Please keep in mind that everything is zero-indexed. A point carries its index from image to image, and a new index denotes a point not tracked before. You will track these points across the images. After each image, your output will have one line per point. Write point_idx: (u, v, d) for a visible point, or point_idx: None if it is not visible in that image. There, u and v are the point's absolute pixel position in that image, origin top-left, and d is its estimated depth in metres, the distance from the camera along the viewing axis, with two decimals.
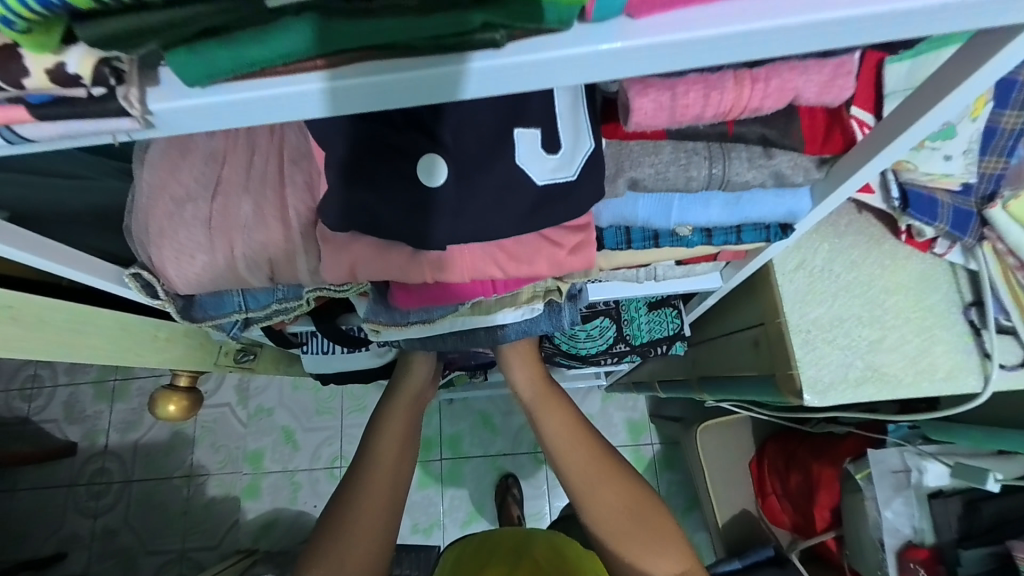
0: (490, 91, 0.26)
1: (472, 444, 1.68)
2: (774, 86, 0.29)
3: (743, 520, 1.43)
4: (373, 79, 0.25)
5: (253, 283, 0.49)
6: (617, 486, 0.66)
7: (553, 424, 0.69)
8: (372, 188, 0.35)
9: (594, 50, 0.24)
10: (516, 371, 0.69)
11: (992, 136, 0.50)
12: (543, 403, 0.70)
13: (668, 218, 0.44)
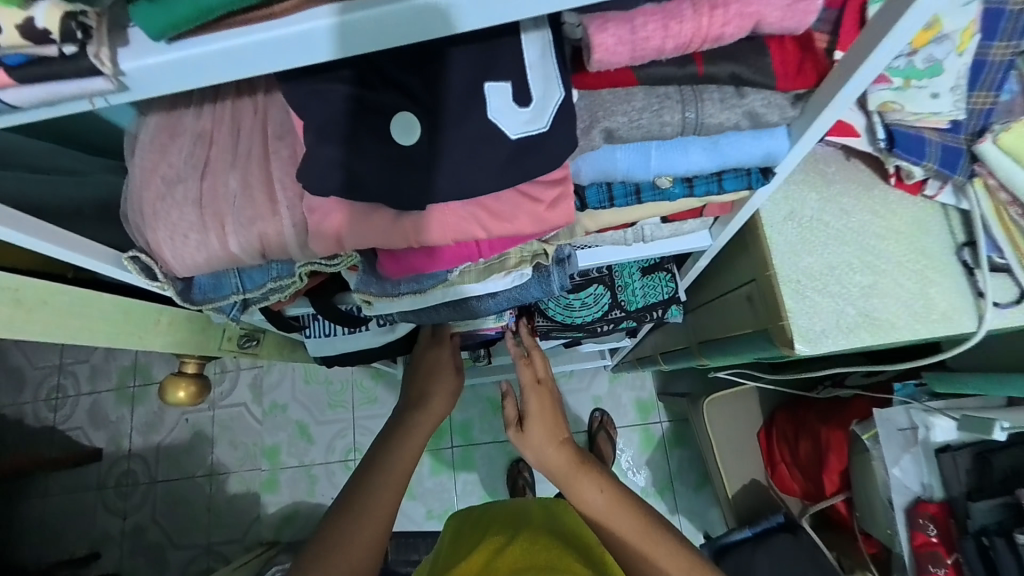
0: (485, 21, 0.28)
1: (483, 430, 1.70)
2: (733, 12, 0.30)
3: (754, 489, 1.44)
4: (366, 14, 0.27)
5: (246, 260, 0.50)
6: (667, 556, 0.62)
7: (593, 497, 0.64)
8: (351, 149, 0.36)
9: None
10: (533, 440, 0.67)
11: (982, 69, 0.50)
12: (573, 475, 0.65)
13: (647, 167, 0.44)
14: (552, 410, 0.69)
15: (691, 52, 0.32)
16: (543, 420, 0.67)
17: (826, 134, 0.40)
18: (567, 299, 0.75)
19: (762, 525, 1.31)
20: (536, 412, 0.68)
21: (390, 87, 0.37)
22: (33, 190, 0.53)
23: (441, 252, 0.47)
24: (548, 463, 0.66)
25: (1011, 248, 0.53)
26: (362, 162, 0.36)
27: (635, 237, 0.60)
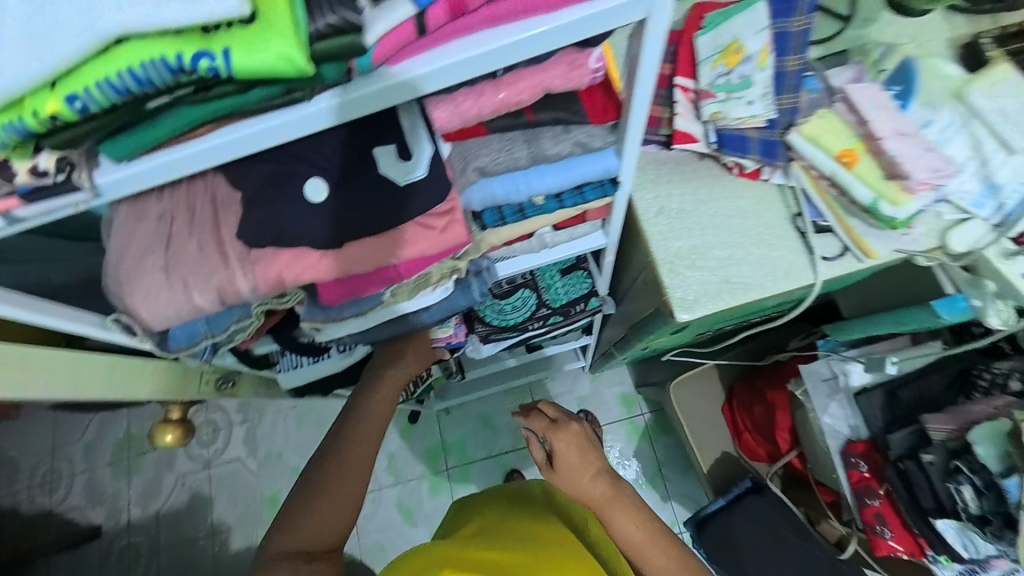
0: (427, 88, 0.34)
1: (476, 447, 1.76)
2: (521, 85, 0.41)
3: (727, 461, 1.52)
4: (331, 103, 0.33)
5: (209, 309, 0.59)
6: (666, 556, 0.72)
7: (620, 518, 0.72)
8: (276, 211, 0.47)
9: (482, 50, 0.33)
10: (562, 477, 0.74)
11: (783, 77, 0.63)
12: (603, 504, 0.72)
13: (519, 192, 0.54)
14: (580, 451, 0.75)
15: (507, 110, 0.44)
16: (573, 465, 0.73)
17: (643, 143, 0.50)
18: (500, 305, 0.86)
19: (735, 492, 1.35)
20: (564, 470, 0.74)
21: (300, 160, 0.47)
22: (23, 277, 0.63)
23: (367, 277, 0.57)
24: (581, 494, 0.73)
25: (830, 214, 0.65)
26: (286, 219, 0.47)
27: (540, 243, 0.72)
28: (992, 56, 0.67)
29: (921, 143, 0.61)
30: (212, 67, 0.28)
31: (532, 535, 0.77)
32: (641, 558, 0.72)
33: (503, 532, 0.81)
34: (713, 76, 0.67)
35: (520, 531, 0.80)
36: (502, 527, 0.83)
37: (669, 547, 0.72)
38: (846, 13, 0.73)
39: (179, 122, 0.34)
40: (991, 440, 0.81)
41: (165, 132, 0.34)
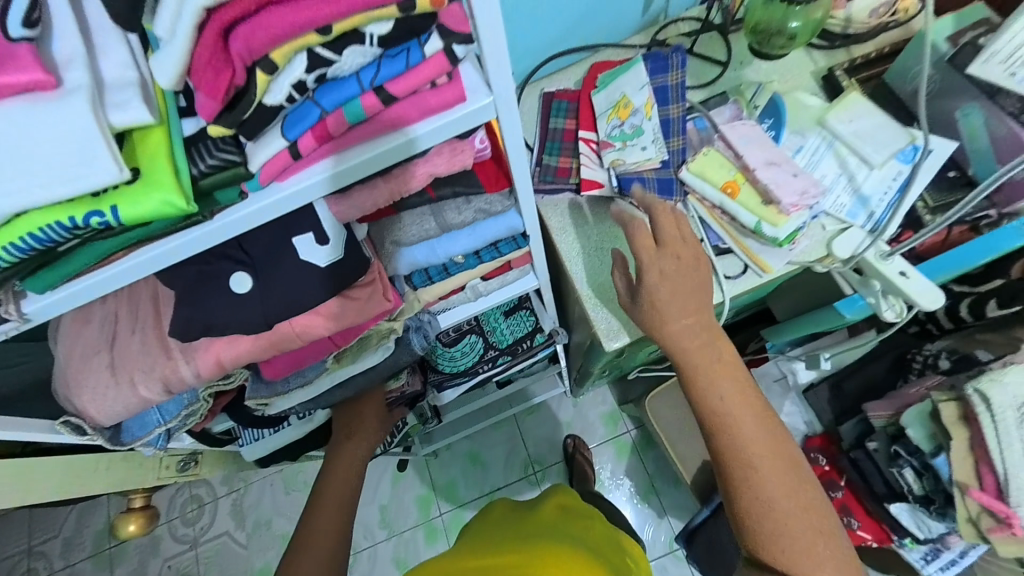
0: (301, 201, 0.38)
1: (467, 488, 1.68)
2: (408, 175, 0.47)
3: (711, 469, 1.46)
4: (218, 224, 0.37)
5: (155, 397, 0.61)
6: (779, 461, 0.61)
7: (733, 403, 0.62)
8: (204, 307, 0.51)
9: (344, 165, 0.37)
10: (675, 339, 0.62)
11: (669, 123, 0.73)
12: (732, 393, 0.62)
13: (435, 254, 0.61)
14: (704, 327, 0.63)
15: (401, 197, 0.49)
16: (688, 320, 0.62)
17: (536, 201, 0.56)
18: (450, 353, 0.90)
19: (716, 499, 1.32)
20: (700, 332, 0.63)
21: (225, 256, 0.52)
22: None
23: (303, 349, 0.62)
24: (697, 364, 0.62)
25: (727, 236, 0.72)
26: (213, 313, 0.51)
27: (474, 293, 0.77)
28: (847, 85, 0.76)
29: (790, 169, 0.68)
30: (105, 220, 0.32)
31: (547, 536, 0.77)
32: (742, 454, 0.61)
33: (517, 533, 0.80)
34: (610, 128, 0.76)
35: (534, 531, 0.79)
36: (519, 529, 0.82)
37: (788, 460, 0.61)
38: (723, 60, 0.83)
39: (92, 255, 0.37)
40: (921, 422, 0.84)
41: (77, 266, 0.38)
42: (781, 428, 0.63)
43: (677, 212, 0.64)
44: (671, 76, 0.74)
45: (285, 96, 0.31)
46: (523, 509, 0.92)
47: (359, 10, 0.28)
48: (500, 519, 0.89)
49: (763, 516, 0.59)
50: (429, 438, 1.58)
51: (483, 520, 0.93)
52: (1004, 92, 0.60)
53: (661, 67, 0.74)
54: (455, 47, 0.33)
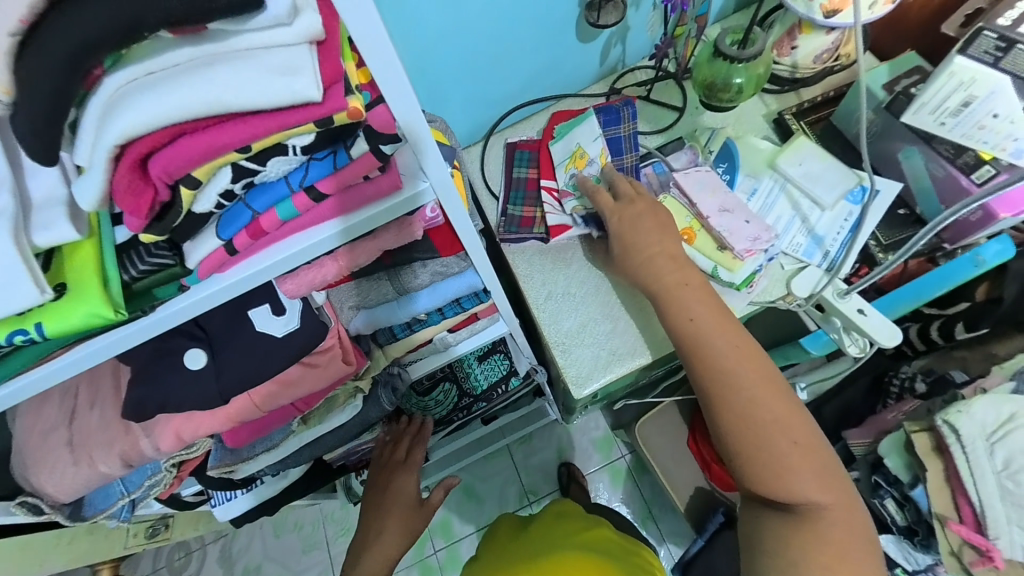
0: (241, 291, 0.39)
1: (462, 522, 1.56)
2: (356, 251, 0.48)
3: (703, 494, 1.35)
4: (154, 320, 0.37)
5: (114, 471, 0.60)
6: (779, 411, 0.55)
7: (723, 344, 0.58)
8: (159, 387, 0.51)
9: (279, 257, 0.37)
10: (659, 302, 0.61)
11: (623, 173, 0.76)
12: (722, 341, 0.58)
13: (397, 314, 0.62)
14: (688, 284, 0.61)
15: (350, 270, 0.50)
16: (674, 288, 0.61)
17: (494, 264, 0.56)
18: (424, 401, 0.90)
19: (709, 529, 1.25)
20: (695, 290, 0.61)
21: (181, 333, 0.52)
22: None
23: (265, 417, 0.62)
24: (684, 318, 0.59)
25: None
26: (166, 392, 0.51)
27: (443, 344, 0.76)
28: (796, 129, 0.79)
29: (743, 216, 0.70)
30: (31, 337, 0.33)
31: (554, 549, 0.83)
32: (736, 405, 0.56)
33: (526, 551, 0.86)
34: (568, 176, 0.77)
35: (542, 547, 0.85)
36: (525, 548, 0.88)
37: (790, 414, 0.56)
38: (679, 105, 0.86)
39: (28, 357, 0.37)
40: (898, 451, 0.84)
41: (13, 367, 0.37)
42: (782, 376, 0.58)
43: (652, 201, 0.67)
44: (624, 126, 0.77)
45: (214, 204, 0.32)
46: (525, 528, 0.97)
47: (275, 131, 0.29)
48: (506, 542, 0.95)
49: (765, 471, 0.54)
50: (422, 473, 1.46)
51: (491, 546, 0.98)
52: (939, 138, 0.63)
53: (613, 120, 0.78)
54: (382, 147, 0.34)
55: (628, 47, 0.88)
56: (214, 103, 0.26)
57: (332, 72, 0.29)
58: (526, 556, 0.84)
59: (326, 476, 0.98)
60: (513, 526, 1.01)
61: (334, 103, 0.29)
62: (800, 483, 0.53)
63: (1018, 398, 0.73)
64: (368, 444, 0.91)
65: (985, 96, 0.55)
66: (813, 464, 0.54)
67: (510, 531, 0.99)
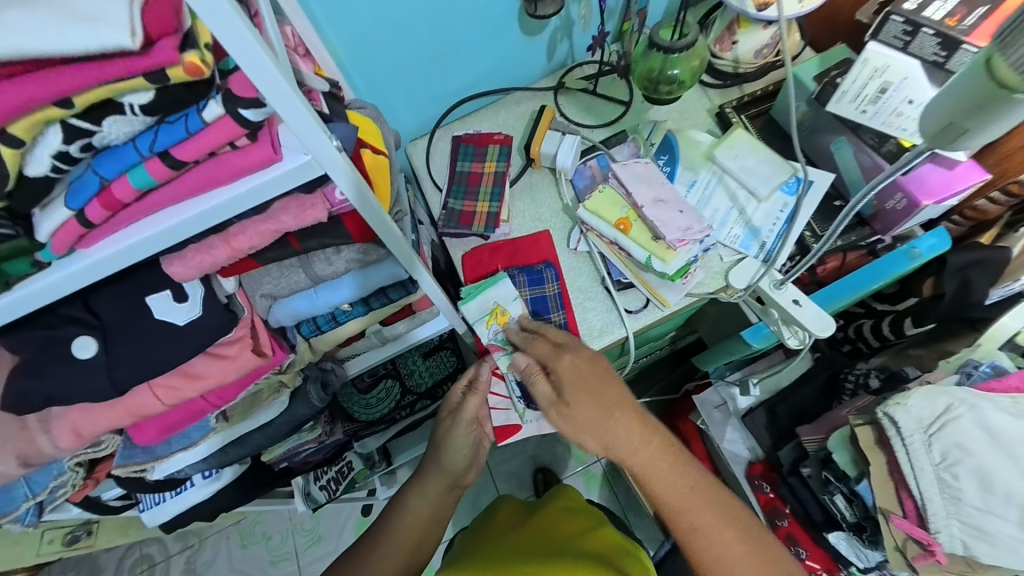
0: (109, 270, 0.38)
1: None
2: (249, 233, 0.46)
3: None
4: (12, 298, 0.36)
5: (9, 475, 0.55)
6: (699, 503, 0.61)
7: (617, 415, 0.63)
8: (45, 380, 0.47)
9: (145, 236, 0.36)
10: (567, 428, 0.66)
11: (584, 178, 0.79)
12: (602, 398, 0.63)
13: (317, 304, 0.60)
14: (591, 368, 0.64)
15: (245, 254, 0.48)
16: (575, 416, 0.64)
17: (418, 256, 0.56)
18: (365, 399, 0.88)
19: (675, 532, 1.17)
20: (575, 400, 0.63)
21: (71, 321, 0.49)
22: None
23: (173, 413, 0.59)
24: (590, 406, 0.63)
25: (627, 271, 0.73)
26: (51, 385, 0.47)
27: (379, 338, 0.74)
28: (736, 122, 0.79)
29: (677, 207, 0.70)
30: None
31: (564, 539, 0.82)
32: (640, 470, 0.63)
33: (539, 533, 0.86)
34: (489, 335, 0.71)
35: (547, 544, 0.80)
36: (529, 539, 0.83)
37: (670, 450, 0.64)
38: (625, 99, 0.86)
39: None
40: (845, 446, 0.83)
41: None
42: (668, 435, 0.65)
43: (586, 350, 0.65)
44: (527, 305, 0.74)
45: (48, 167, 0.30)
46: (528, 517, 0.94)
47: (96, 86, 0.27)
48: (510, 528, 0.90)
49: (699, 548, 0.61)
50: (392, 479, 1.44)
51: (493, 526, 0.93)
52: (864, 127, 0.63)
53: (535, 298, 0.74)
54: (242, 112, 0.32)
55: (575, 43, 0.88)
56: (15, 51, 0.25)
57: (160, 23, 0.27)
58: (532, 549, 0.78)
59: (266, 483, 0.94)
60: (516, 505, 1.00)
61: (163, 56, 0.27)
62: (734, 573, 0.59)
63: (953, 389, 0.72)
64: (307, 445, 0.87)
65: (899, 83, 0.58)
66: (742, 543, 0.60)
67: (514, 510, 0.98)
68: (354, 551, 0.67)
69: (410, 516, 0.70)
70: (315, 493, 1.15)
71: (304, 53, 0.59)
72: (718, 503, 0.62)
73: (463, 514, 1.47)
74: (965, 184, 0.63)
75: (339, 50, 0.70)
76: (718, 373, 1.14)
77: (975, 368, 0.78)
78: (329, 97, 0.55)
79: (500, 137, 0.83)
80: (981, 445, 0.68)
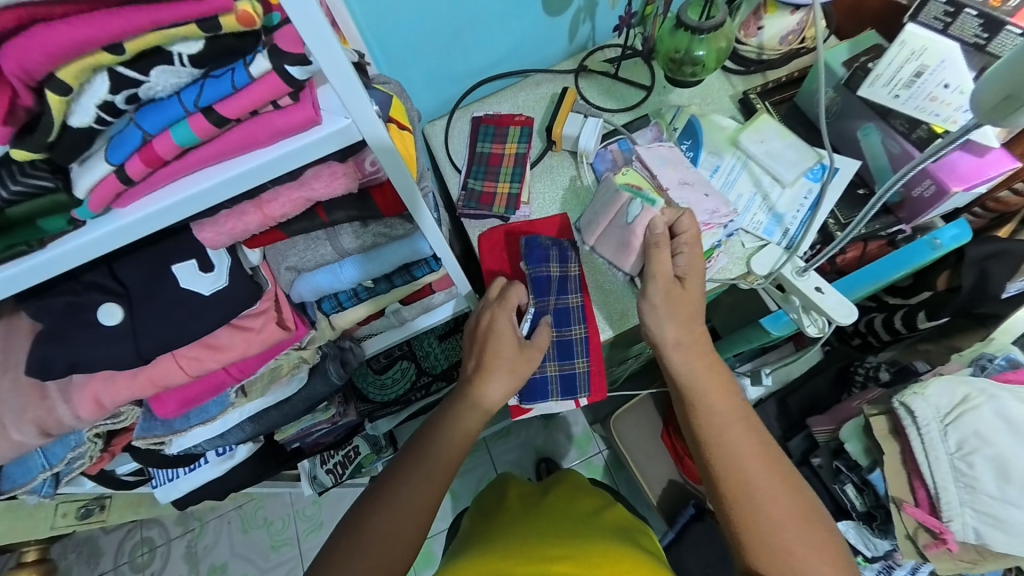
0: (143, 232, 0.37)
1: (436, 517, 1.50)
2: (281, 200, 0.46)
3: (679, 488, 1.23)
4: (47, 256, 0.35)
5: (28, 445, 0.54)
6: (758, 450, 0.58)
7: (676, 336, 0.63)
8: (72, 345, 0.47)
9: (182, 196, 0.36)
10: (662, 304, 0.63)
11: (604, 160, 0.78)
12: (678, 309, 0.63)
13: (340, 280, 0.60)
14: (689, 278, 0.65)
15: (276, 222, 0.48)
16: (677, 303, 0.64)
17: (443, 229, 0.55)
18: (380, 380, 0.89)
19: (679, 522, 1.18)
20: (695, 290, 0.64)
21: (97, 288, 0.48)
22: None
23: (195, 385, 0.59)
24: (665, 315, 0.63)
25: None
26: (77, 351, 0.47)
27: (398, 318, 0.74)
28: (760, 108, 0.78)
29: (702, 190, 0.70)
30: None
31: (579, 521, 0.81)
32: (694, 392, 0.62)
33: (550, 513, 0.85)
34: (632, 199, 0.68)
35: (564, 525, 0.80)
36: (543, 521, 0.82)
37: (725, 385, 0.63)
38: (647, 84, 0.85)
39: None
40: (858, 436, 0.83)
41: None
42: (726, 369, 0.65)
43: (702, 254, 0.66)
44: (552, 285, 0.71)
45: (92, 118, 0.30)
46: (538, 498, 0.93)
47: (148, 30, 0.27)
48: (518, 511, 0.89)
49: (741, 493, 0.56)
50: None
51: (501, 509, 0.91)
52: (894, 113, 0.63)
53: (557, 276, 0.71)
54: (288, 68, 0.32)
55: (597, 25, 0.86)
56: None
57: None
58: (548, 535, 0.76)
59: (277, 463, 0.94)
60: (518, 492, 0.97)
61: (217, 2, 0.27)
62: (789, 541, 0.54)
63: (972, 380, 0.72)
64: (320, 426, 0.87)
65: (936, 65, 0.58)
66: (795, 500, 0.56)
67: (513, 496, 0.95)
68: (360, 511, 0.60)
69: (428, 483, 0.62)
70: (322, 476, 1.15)
71: None
72: (769, 448, 0.59)
73: (465, 497, 1.48)
74: (996, 171, 0.63)
75: (364, 26, 0.69)
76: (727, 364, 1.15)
77: (990, 360, 0.77)
78: (356, 67, 0.54)
79: (521, 118, 0.82)
80: (999, 434, 0.68)
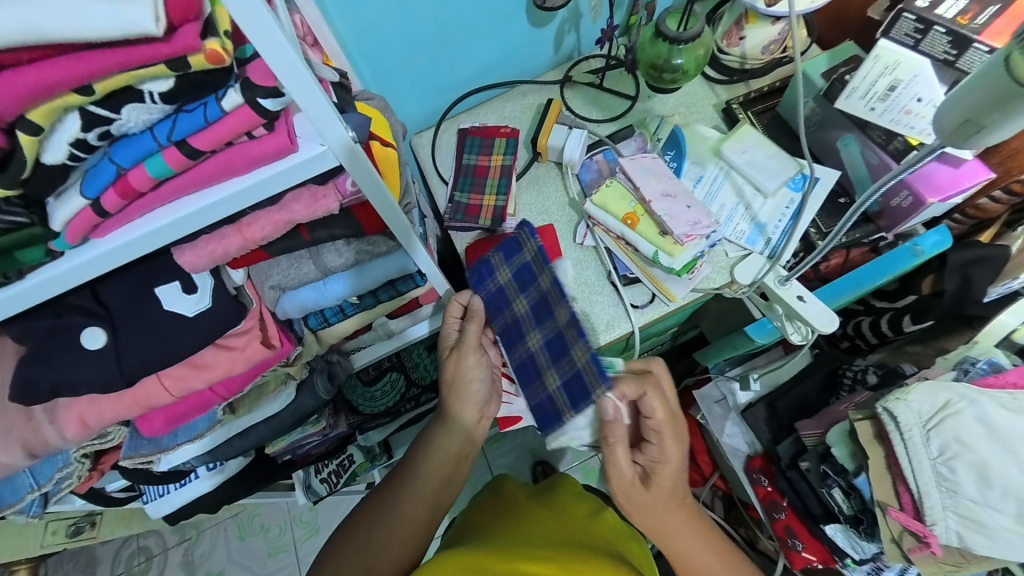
0: (123, 260, 0.37)
1: None
2: (261, 223, 0.46)
3: None
4: (26, 287, 0.36)
5: (15, 466, 0.54)
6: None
7: (644, 514, 0.62)
8: (54, 368, 0.47)
9: (161, 225, 0.36)
10: (623, 493, 0.61)
11: (590, 170, 0.79)
12: (646, 499, 0.61)
13: (324, 297, 0.60)
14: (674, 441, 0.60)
15: (257, 244, 0.48)
16: (639, 496, 0.61)
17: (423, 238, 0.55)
18: (370, 391, 0.89)
19: None
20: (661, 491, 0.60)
21: (80, 310, 0.48)
22: None
23: (181, 403, 0.59)
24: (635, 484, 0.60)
25: (633, 265, 0.73)
26: (59, 373, 0.47)
27: (385, 331, 0.74)
28: (743, 117, 0.79)
29: (684, 201, 0.70)
30: None
31: (569, 526, 0.81)
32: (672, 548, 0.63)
33: (542, 514, 0.85)
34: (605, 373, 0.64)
35: (553, 528, 0.79)
36: (534, 521, 0.81)
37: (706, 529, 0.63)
38: (632, 94, 0.85)
39: None
40: (844, 440, 0.83)
41: None
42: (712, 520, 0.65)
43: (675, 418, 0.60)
44: (513, 287, 0.67)
45: (65, 155, 0.30)
46: (533, 499, 0.93)
47: (117, 71, 0.27)
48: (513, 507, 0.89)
49: None
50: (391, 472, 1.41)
51: (497, 506, 0.91)
52: (872, 125, 0.64)
53: (517, 271, 0.66)
54: (261, 100, 0.32)
55: (582, 35, 0.87)
56: (37, 36, 0.24)
57: (182, 9, 0.27)
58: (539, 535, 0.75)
59: (268, 475, 0.94)
60: (514, 488, 0.97)
61: (185, 43, 0.27)
62: None
63: (953, 385, 0.73)
64: (311, 438, 0.87)
65: (908, 80, 0.60)
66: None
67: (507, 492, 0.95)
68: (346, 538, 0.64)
69: (414, 514, 0.66)
70: (316, 485, 1.15)
71: (312, 41, 0.58)
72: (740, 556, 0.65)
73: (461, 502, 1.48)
74: (970, 182, 0.64)
75: (348, 42, 0.70)
76: (717, 369, 1.14)
77: (973, 364, 0.78)
78: (337, 87, 0.54)
79: (507, 129, 0.82)
80: (981, 440, 0.69)
